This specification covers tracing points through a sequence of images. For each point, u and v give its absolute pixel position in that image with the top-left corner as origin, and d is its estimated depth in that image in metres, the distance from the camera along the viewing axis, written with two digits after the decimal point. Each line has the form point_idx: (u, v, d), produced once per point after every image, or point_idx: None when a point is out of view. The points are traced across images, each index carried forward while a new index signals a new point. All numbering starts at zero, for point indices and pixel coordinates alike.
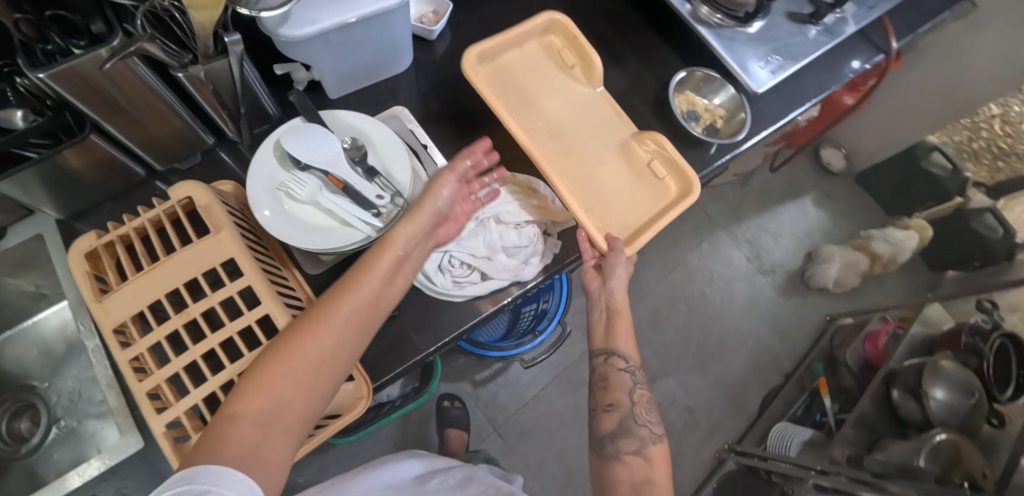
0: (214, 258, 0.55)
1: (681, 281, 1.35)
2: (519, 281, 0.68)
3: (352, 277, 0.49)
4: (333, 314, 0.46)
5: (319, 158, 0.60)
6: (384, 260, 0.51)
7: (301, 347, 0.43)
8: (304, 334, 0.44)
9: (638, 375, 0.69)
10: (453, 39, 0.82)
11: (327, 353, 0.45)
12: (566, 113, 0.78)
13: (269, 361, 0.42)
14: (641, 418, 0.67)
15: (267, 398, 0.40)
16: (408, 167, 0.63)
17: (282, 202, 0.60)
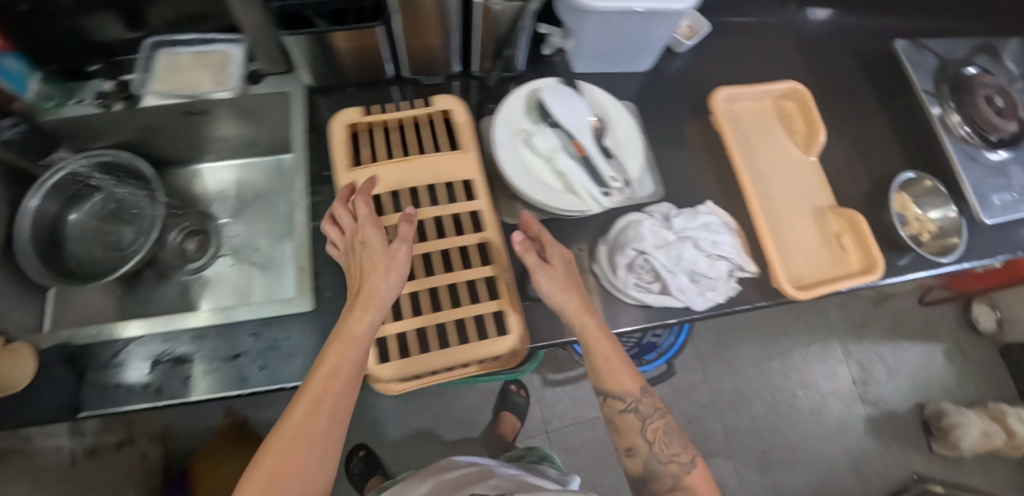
0: (457, 171, 0.60)
1: (777, 373, 1.28)
2: (691, 309, 0.67)
3: (322, 411, 0.47)
4: (317, 419, 0.47)
5: (571, 122, 0.62)
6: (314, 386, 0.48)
7: (293, 462, 0.45)
8: (288, 451, 0.45)
9: (647, 407, 0.63)
10: (695, 58, 0.82)
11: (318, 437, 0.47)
12: (778, 169, 0.76)
13: (279, 455, 0.45)
14: (666, 452, 0.62)
15: None
16: (639, 161, 0.64)
17: (519, 147, 0.62)
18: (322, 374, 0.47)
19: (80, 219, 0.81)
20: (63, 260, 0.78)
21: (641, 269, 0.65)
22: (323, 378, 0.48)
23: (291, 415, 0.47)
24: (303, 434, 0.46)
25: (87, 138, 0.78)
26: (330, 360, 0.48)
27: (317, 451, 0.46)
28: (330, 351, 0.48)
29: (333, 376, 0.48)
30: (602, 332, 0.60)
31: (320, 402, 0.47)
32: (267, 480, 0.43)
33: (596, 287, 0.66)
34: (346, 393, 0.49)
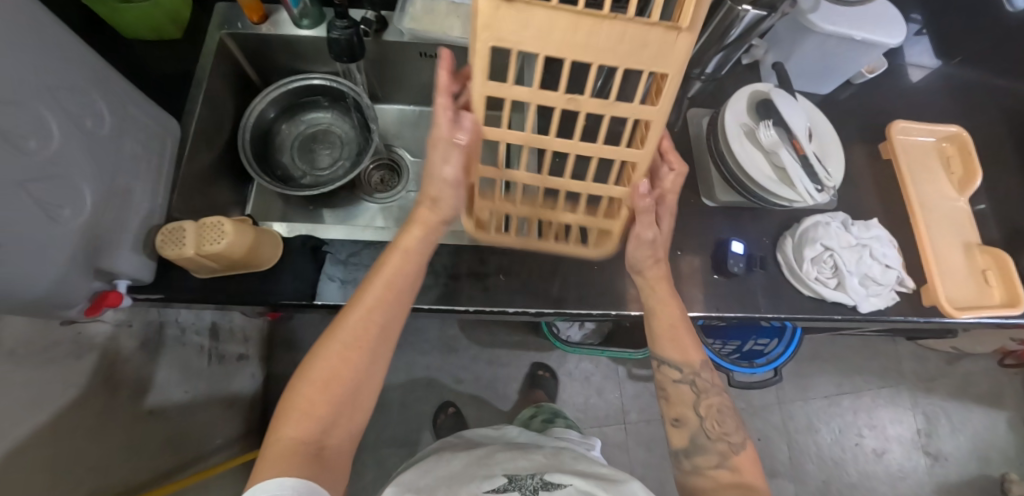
0: (656, 55, 0.39)
1: (848, 409, 1.32)
2: (857, 309, 0.73)
3: (375, 303, 0.57)
4: (370, 320, 0.56)
5: (791, 124, 0.70)
6: (375, 288, 0.57)
7: (322, 400, 0.53)
8: (331, 356, 0.54)
9: (704, 380, 0.64)
10: (867, 92, 0.90)
11: (373, 342, 0.56)
12: (935, 202, 0.83)
13: (290, 418, 0.52)
14: (715, 429, 0.63)
15: (311, 422, 0.52)
16: (841, 168, 0.70)
17: (741, 138, 0.70)
18: (376, 292, 0.57)
19: (290, 132, 0.88)
20: (271, 165, 0.85)
21: (826, 264, 0.71)
22: (381, 297, 0.57)
23: (350, 308, 0.57)
24: (367, 328, 0.56)
25: (317, 62, 0.85)
26: (383, 277, 0.58)
27: (341, 399, 0.54)
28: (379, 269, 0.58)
29: (386, 294, 0.57)
30: (671, 302, 0.65)
31: (370, 302, 0.57)
32: (304, 404, 0.52)
33: (775, 273, 0.73)
34: (394, 307, 0.58)
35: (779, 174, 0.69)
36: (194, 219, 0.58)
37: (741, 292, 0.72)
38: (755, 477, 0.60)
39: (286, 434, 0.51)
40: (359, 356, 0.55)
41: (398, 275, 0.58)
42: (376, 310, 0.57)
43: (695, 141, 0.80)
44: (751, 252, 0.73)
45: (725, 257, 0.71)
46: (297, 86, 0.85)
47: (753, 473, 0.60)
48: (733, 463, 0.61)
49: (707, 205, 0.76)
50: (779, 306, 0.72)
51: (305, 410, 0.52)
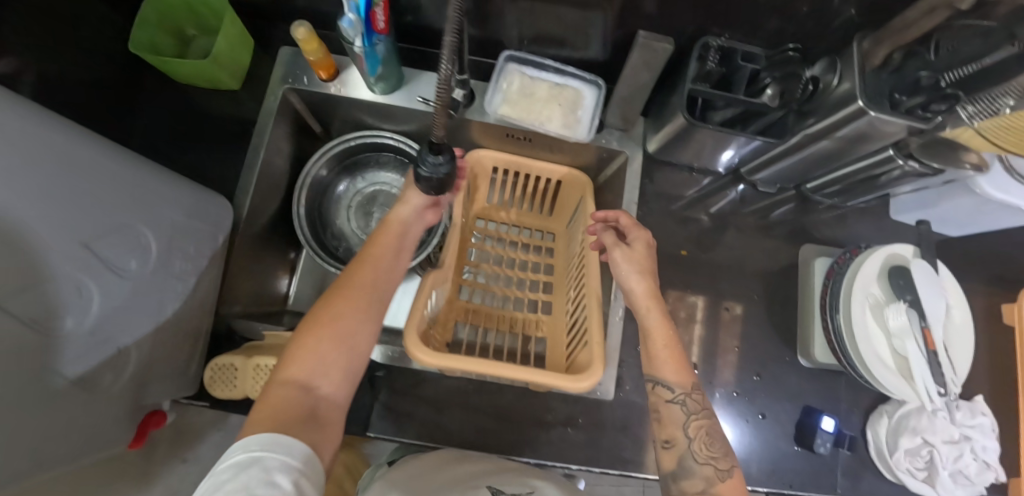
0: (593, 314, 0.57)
1: None
2: None
3: (370, 266, 0.51)
4: (361, 285, 0.50)
5: (925, 309, 0.62)
6: (368, 260, 0.52)
7: (314, 359, 0.44)
8: (328, 317, 0.47)
9: (696, 401, 0.52)
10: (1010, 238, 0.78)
11: (359, 309, 0.48)
12: None
13: (296, 357, 0.44)
14: (702, 453, 0.50)
15: (302, 381, 0.43)
16: (968, 364, 0.63)
17: (867, 316, 0.62)
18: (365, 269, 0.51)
19: (348, 193, 0.79)
20: (327, 232, 0.77)
21: (919, 456, 0.65)
22: (370, 266, 0.52)
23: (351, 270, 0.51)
24: (352, 297, 0.49)
25: (386, 120, 0.75)
26: (381, 252, 0.53)
27: (340, 360, 0.45)
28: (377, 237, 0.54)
29: (374, 269, 0.51)
30: (652, 298, 0.54)
31: (360, 269, 0.51)
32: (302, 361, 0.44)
33: (860, 452, 0.67)
34: (383, 286, 0.52)
35: (901, 362, 0.61)
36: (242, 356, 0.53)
37: (821, 469, 0.66)
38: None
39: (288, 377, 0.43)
40: (338, 323, 0.47)
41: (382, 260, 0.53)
42: (369, 286, 0.50)
43: (803, 286, 0.71)
44: (842, 428, 0.66)
45: (812, 432, 0.65)
46: (358, 143, 0.75)
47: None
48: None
49: (801, 364, 0.69)
50: (856, 487, 0.66)
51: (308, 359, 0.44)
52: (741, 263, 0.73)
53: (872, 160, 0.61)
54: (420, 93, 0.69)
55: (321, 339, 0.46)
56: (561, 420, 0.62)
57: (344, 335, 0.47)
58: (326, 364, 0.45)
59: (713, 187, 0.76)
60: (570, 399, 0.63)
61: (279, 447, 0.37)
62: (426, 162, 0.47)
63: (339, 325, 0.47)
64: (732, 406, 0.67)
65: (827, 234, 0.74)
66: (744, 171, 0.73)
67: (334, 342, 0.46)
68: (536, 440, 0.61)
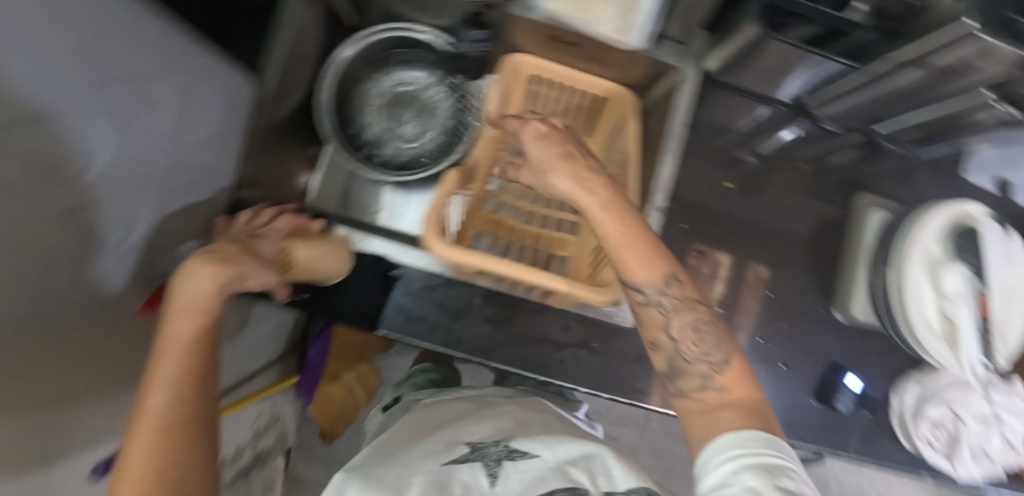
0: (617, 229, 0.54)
1: (871, 478, 1.24)
2: (955, 480, 0.64)
3: (185, 311, 0.40)
4: (183, 338, 0.40)
5: (991, 274, 0.56)
6: (178, 300, 0.40)
7: (148, 484, 0.34)
8: (125, 444, 0.36)
9: (671, 299, 0.39)
10: None
11: (151, 422, 0.36)
12: None
13: None
14: (688, 351, 0.39)
15: None
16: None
17: (923, 274, 0.57)
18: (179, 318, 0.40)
19: (376, 89, 0.75)
20: (350, 127, 0.74)
21: (945, 429, 0.62)
22: (185, 309, 0.40)
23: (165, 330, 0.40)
24: (170, 352, 0.39)
25: (421, 13, 0.69)
26: (195, 287, 0.41)
27: (182, 464, 0.36)
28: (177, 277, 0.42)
29: (196, 313, 0.41)
30: (611, 210, 0.40)
31: (174, 324, 0.40)
32: None
33: (881, 415, 0.64)
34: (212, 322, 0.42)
35: (948, 327, 0.56)
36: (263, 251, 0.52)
37: (836, 427, 0.63)
38: (750, 391, 0.38)
39: None
40: (169, 400, 0.37)
41: (196, 288, 0.41)
42: (192, 330, 0.40)
43: (851, 238, 0.65)
44: (867, 390, 0.64)
45: (835, 391, 0.62)
46: (391, 36, 0.70)
47: (745, 388, 0.39)
48: (719, 386, 0.38)
49: (836, 318, 0.64)
50: (870, 450, 0.64)
51: (134, 466, 0.35)
52: (789, 209, 0.67)
53: (962, 100, 0.54)
54: None
55: (156, 424, 0.36)
56: (575, 342, 0.60)
57: (194, 389, 0.39)
58: (175, 439, 0.36)
59: (771, 120, 0.68)
60: (586, 322, 0.60)
61: None
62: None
63: (166, 397, 0.37)
64: (750, 352, 0.64)
65: (891, 188, 0.67)
66: (811, 106, 0.66)
67: (167, 458, 0.35)
68: (546, 358, 0.59)
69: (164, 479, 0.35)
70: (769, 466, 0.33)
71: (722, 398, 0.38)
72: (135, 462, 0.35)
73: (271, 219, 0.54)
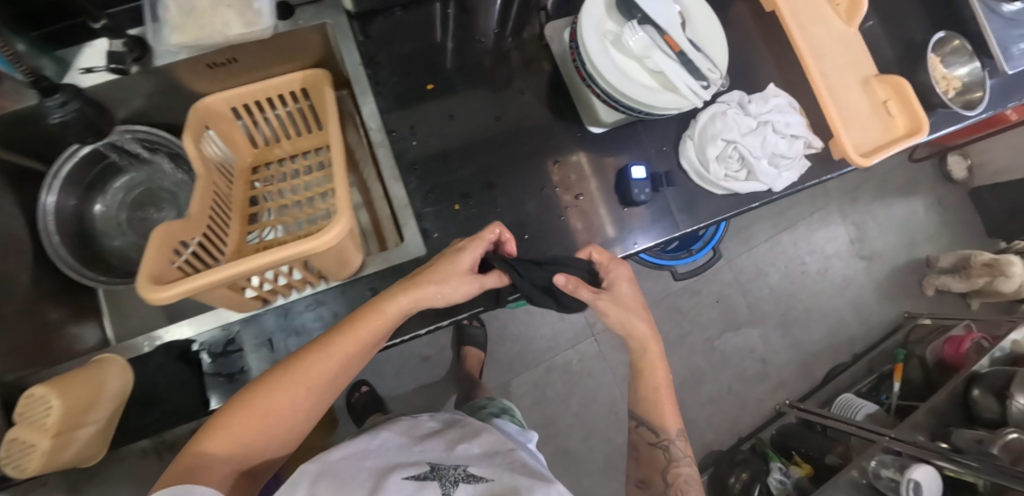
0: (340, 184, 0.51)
1: (791, 244, 1.39)
2: (770, 191, 0.71)
3: (343, 350, 0.49)
4: (319, 374, 0.49)
5: (662, 17, 0.60)
6: (359, 327, 0.49)
7: (238, 432, 0.46)
8: (271, 389, 0.47)
9: (680, 449, 0.60)
10: None
11: (302, 391, 0.48)
12: (830, 42, 0.78)
13: (227, 414, 0.46)
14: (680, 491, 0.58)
15: (236, 446, 0.46)
16: (724, 47, 0.63)
17: (611, 55, 0.61)
18: (325, 360, 0.49)
19: (107, 210, 0.73)
20: (105, 256, 0.72)
21: (731, 159, 0.67)
22: (372, 321, 0.50)
23: (325, 339, 0.49)
24: (339, 359, 0.50)
25: None
26: (350, 343, 0.49)
27: (275, 431, 0.48)
28: (379, 301, 0.51)
29: (363, 341, 0.50)
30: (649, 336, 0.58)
31: (325, 348, 0.49)
32: (254, 422, 0.46)
33: (685, 182, 0.69)
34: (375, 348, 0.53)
35: (664, 78, 0.60)
36: (52, 392, 0.49)
37: (658, 214, 0.67)
38: None
39: (204, 450, 0.44)
40: (309, 378, 0.48)
41: (392, 313, 0.50)
42: (329, 371, 0.49)
43: (562, 61, 0.68)
44: (652, 171, 0.67)
45: (628, 186, 0.64)
46: (82, 156, 0.68)
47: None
48: None
49: (594, 132, 0.67)
50: (698, 216, 0.69)
51: (226, 433, 0.45)
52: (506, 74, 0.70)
53: None
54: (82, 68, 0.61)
55: (255, 412, 0.46)
56: None
57: (311, 392, 0.49)
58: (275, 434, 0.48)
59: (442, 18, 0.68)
60: (388, 275, 0.60)
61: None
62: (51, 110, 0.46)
63: (301, 397, 0.48)
64: (551, 204, 0.65)
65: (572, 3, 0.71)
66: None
67: (262, 426, 0.47)
68: None
69: (254, 433, 0.46)
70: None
71: None
72: (257, 403, 0.46)
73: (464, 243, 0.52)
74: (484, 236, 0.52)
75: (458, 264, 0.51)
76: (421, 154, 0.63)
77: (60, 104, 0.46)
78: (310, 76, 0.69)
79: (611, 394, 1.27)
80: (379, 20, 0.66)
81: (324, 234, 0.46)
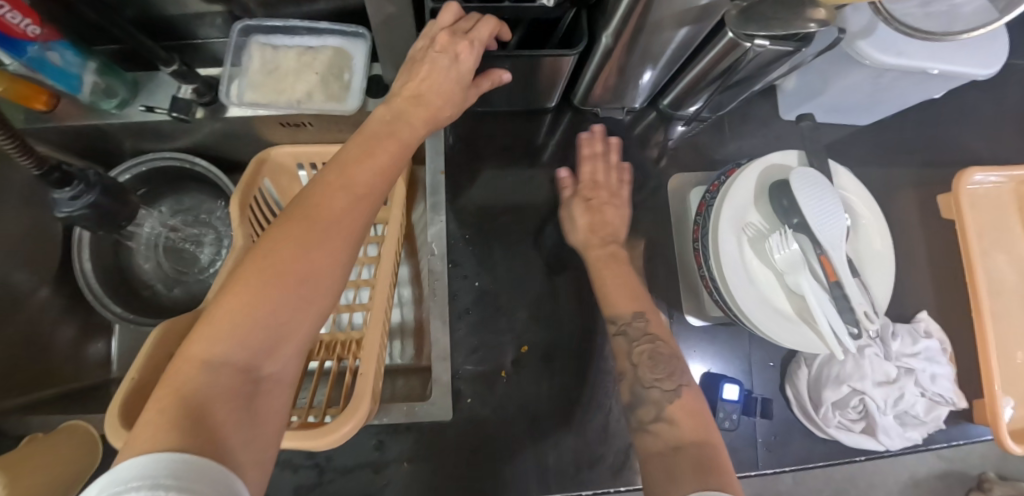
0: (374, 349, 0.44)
1: None
2: (887, 450, 0.56)
3: (277, 256, 0.30)
4: (337, 201, 0.33)
5: (831, 233, 0.47)
6: (336, 182, 0.33)
7: (253, 302, 0.28)
8: (274, 250, 0.30)
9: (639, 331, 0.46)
10: (921, 113, 0.65)
11: (331, 225, 0.32)
12: (1011, 276, 0.62)
13: (235, 289, 0.28)
14: (644, 375, 0.44)
15: (253, 318, 0.28)
16: (887, 283, 0.50)
17: (744, 255, 0.49)
18: (296, 246, 0.30)
19: (150, 231, 0.67)
20: (131, 282, 0.66)
21: (852, 407, 0.53)
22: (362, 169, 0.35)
23: (318, 180, 0.34)
24: (289, 258, 0.30)
25: (155, 142, 0.63)
26: (280, 236, 0.30)
27: (302, 280, 0.30)
28: (329, 170, 0.34)
29: (311, 222, 0.31)
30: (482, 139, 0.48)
31: (318, 189, 0.33)
32: (259, 291, 0.29)
33: (778, 407, 0.56)
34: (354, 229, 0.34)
35: (803, 307, 0.48)
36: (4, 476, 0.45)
37: (739, 441, 0.54)
38: (703, 430, 0.39)
39: (220, 329, 0.27)
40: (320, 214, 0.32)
41: (335, 205, 0.32)
42: (267, 283, 0.29)
43: (679, 224, 0.58)
44: (748, 391, 0.55)
45: (713, 404, 0.53)
46: (133, 178, 0.63)
47: (700, 427, 0.39)
48: (665, 417, 0.40)
49: (693, 323, 0.56)
50: (785, 454, 0.55)
51: (223, 334, 0.27)
52: None
53: (711, 54, 0.47)
54: (153, 99, 0.57)
55: (266, 283, 0.29)
56: (394, 457, 0.51)
57: (332, 223, 0.32)
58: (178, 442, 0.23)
59: (553, 131, 0.61)
60: (401, 431, 0.52)
61: (199, 464, 0.22)
62: (59, 202, 0.37)
63: (229, 344, 0.27)
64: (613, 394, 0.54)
65: (690, 166, 0.61)
66: (575, 104, 0.59)
67: (279, 289, 0.29)
68: (369, 486, 0.51)
69: (276, 293, 0.29)
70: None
71: (669, 433, 0.39)
72: (269, 263, 0.29)
73: (453, 52, 0.39)
74: (470, 34, 0.39)
75: (456, 66, 0.40)
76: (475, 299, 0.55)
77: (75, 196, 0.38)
78: None
79: None
80: (475, 122, 0.60)
81: (327, 433, 0.38)
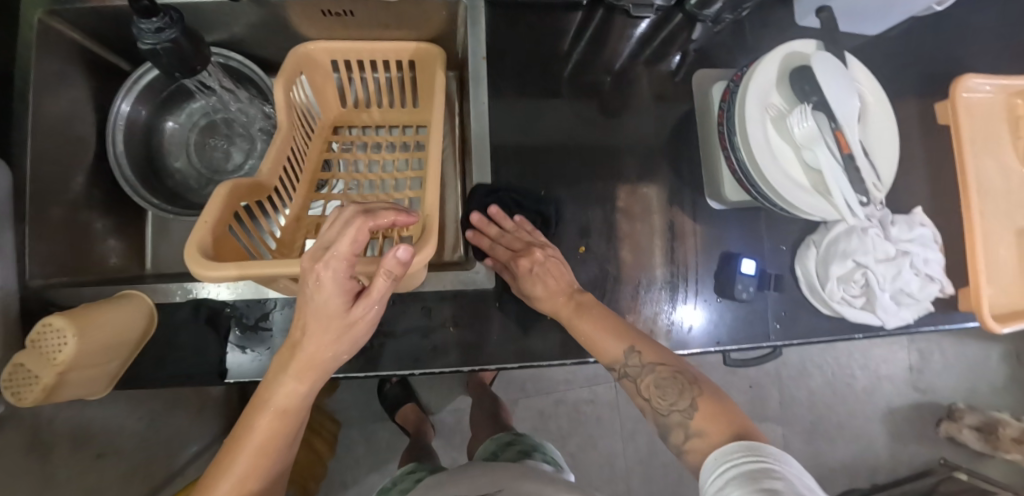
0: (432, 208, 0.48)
1: (845, 351, 1.30)
2: (884, 327, 0.62)
3: (262, 438, 0.43)
4: (317, 356, 0.42)
5: (847, 109, 0.51)
6: (314, 330, 0.40)
7: (244, 470, 0.43)
8: (257, 426, 0.43)
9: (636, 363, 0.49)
10: (922, 29, 0.70)
11: (310, 377, 0.43)
12: (997, 179, 0.68)
13: (225, 464, 0.43)
14: (660, 403, 0.48)
15: (249, 472, 0.43)
16: (892, 161, 0.55)
17: (767, 133, 0.53)
18: (273, 416, 0.43)
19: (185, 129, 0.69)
20: (165, 177, 0.68)
21: (855, 282, 0.58)
22: (304, 363, 0.42)
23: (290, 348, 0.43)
24: (270, 439, 0.44)
25: None
26: (262, 427, 0.43)
27: (278, 439, 0.44)
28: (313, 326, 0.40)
29: (310, 367, 0.42)
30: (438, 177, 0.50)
31: (287, 369, 0.43)
32: (251, 461, 0.43)
33: (788, 287, 0.61)
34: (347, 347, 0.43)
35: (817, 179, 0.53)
36: (72, 327, 0.46)
37: (753, 315, 0.59)
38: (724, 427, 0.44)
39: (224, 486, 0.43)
40: (322, 348, 0.41)
41: (322, 354, 0.41)
42: (258, 450, 0.43)
43: (703, 118, 0.62)
44: (762, 269, 0.60)
45: (732, 279, 0.58)
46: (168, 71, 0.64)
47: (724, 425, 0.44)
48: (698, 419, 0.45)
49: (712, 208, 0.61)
50: (794, 328, 0.61)
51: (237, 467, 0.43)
52: (626, 115, 0.63)
53: None
54: None
55: (257, 446, 0.43)
56: (440, 324, 0.55)
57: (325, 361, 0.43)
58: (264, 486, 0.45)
59: (582, 32, 0.64)
60: (446, 299, 0.55)
61: None
62: (144, 32, 0.39)
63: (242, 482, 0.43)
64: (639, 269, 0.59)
65: (710, 68, 0.65)
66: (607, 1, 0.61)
67: (265, 459, 0.44)
68: (417, 350, 0.54)
69: (265, 457, 0.44)
70: (755, 470, 0.36)
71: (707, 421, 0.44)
72: (249, 442, 0.43)
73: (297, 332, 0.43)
74: (331, 252, 0.35)
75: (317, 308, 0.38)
76: (505, 185, 0.60)
77: (155, 30, 0.39)
78: (425, 52, 0.63)
79: (609, 446, 1.18)
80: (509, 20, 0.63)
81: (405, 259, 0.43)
